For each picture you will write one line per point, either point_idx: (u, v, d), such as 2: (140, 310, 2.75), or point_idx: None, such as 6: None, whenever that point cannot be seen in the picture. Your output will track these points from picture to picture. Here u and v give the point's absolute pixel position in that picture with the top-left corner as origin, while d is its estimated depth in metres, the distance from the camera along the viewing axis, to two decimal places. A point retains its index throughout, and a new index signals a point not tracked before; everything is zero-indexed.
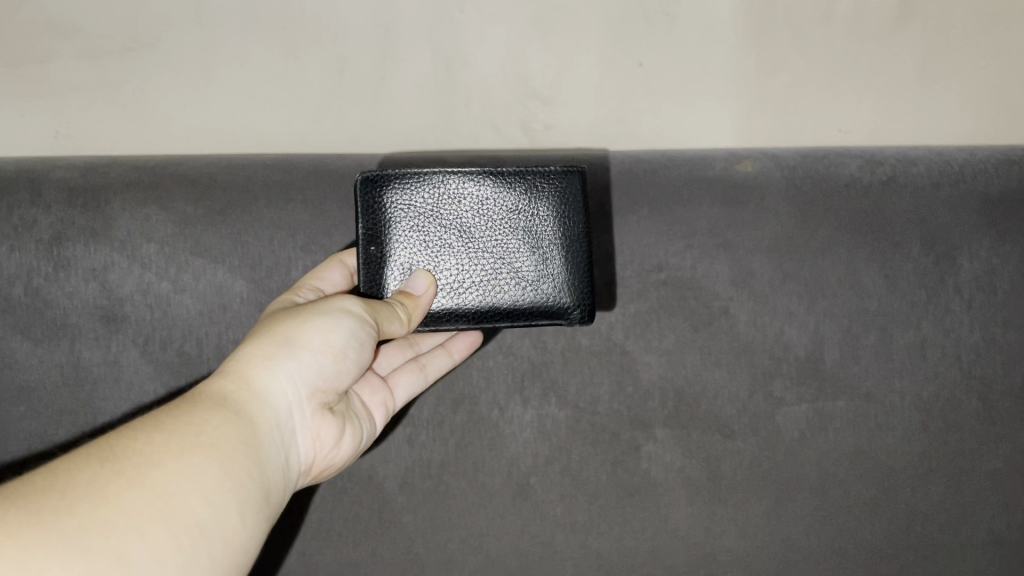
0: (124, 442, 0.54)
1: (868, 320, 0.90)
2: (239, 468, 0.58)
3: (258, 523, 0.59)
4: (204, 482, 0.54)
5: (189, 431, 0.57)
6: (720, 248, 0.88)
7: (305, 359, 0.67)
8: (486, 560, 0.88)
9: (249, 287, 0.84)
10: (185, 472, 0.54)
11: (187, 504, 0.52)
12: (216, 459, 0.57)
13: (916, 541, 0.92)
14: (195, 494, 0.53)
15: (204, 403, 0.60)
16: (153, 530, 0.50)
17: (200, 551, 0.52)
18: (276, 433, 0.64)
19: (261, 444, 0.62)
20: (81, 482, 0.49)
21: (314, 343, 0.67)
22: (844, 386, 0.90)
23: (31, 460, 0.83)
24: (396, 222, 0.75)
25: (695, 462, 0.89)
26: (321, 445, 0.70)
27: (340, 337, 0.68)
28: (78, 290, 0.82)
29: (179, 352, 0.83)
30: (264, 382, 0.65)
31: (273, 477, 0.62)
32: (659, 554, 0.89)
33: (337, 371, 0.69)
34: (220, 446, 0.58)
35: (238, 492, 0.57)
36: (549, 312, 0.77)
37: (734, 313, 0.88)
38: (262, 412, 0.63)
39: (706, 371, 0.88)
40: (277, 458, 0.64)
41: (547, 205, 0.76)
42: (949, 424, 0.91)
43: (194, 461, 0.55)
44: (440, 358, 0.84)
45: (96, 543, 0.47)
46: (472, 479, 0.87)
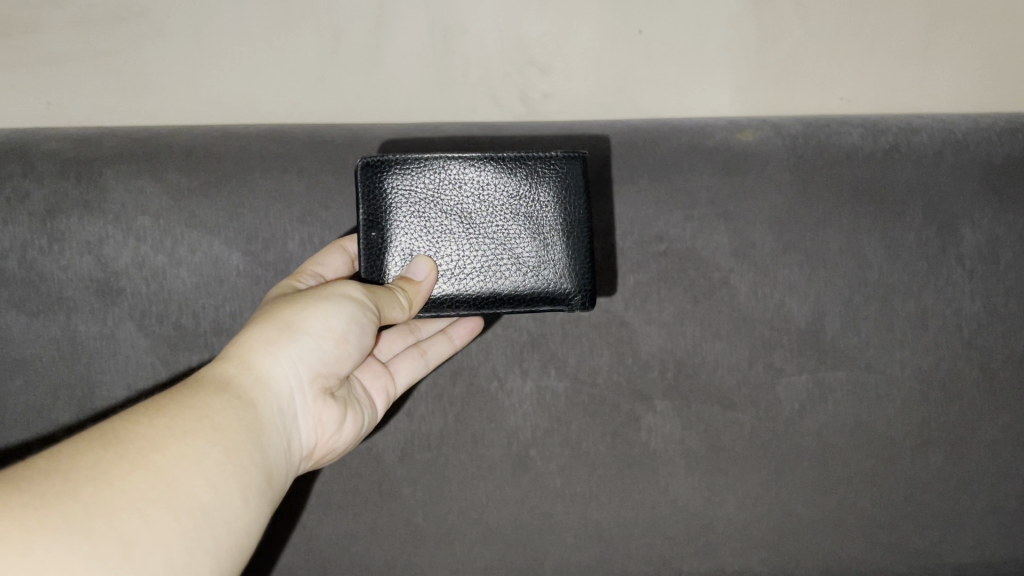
0: (127, 425, 0.53)
1: (868, 291, 0.89)
2: (242, 453, 0.58)
3: (262, 507, 0.58)
4: (207, 466, 0.54)
5: (192, 416, 0.56)
6: (720, 219, 0.88)
7: (306, 343, 0.66)
8: (486, 532, 0.88)
9: (245, 259, 0.83)
10: (187, 456, 0.53)
11: (190, 488, 0.52)
12: (219, 443, 0.56)
13: (915, 511, 0.91)
14: (198, 478, 0.53)
15: (205, 389, 0.60)
16: (156, 513, 0.49)
17: (204, 535, 0.52)
18: (278, 419, 0.64)
19: (264, 429, 0.61)
20: (85, 465, 0.49)
21: (315, 328, 0.67)
22: (845, 356, 0.89)
23: (28, 433, 0.82)
24: (397, 207, 0.74)
25: (695, 433, 0.88)
26: (323, 430, 0.70)
27: (341, 322, 0.67)
28: (73, 263, 0.82)
29: (176, 325, 0.82)
30: (265, 367, 0.64)
31: (275, 461, 0.62)
32: (659, 526, 0.89)
33: (339, 356, 0.69)
34: (223, 430, 0.57)
35: (241, 477, 0.57)
36: (549, 299, 0.76)
37: (734, 284, 0.88)
38: (264, 397, 0.63)
39: (706, 342, 0.88)
40: (279, 443, 0.63)
41: (548, 191, 0.75)
42: (950, 394, 0.91)
43: (197, 445, 0.54)
44: (440, 343, 0.84)
45: (99, 527, 0.47)
46: (471, 452, 0.87)
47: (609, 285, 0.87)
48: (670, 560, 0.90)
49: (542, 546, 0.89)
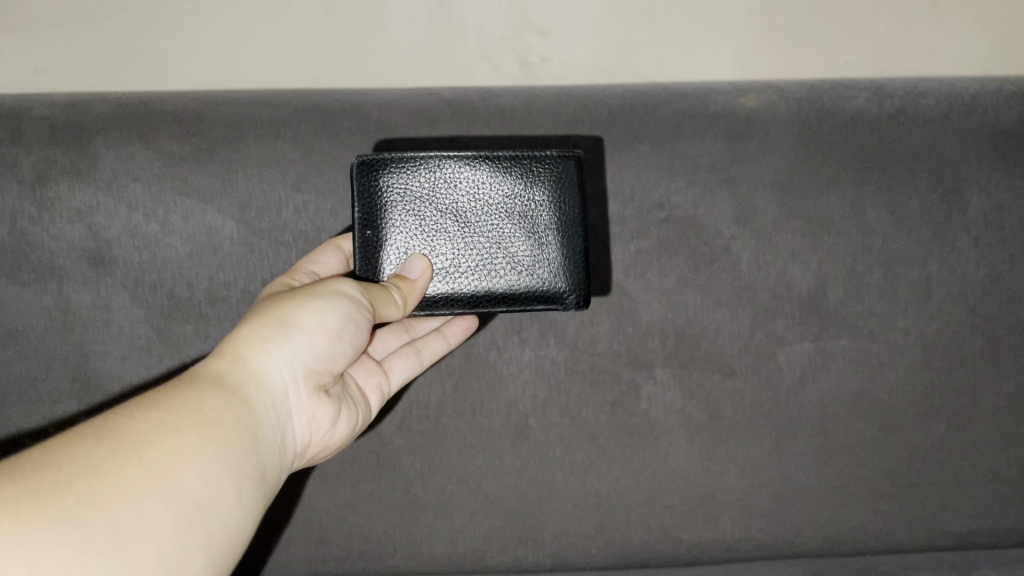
0: (122, 419, 0.52)
1: (873, 259, 0.88)
2: (236, 448, 0.57)
3: (256, 502, 0.57)
4: (201, 460, 0.53)
5: (186, 411, 0.55)
6: (722, 185, 0.87)
7: (301, 340, 0.65)
8: (485, 502, 0.87)
9: (239, 228, 0.81)
10: (182, 450, 0.52)
11: (185, 482, 0.51)
12: (213, 438, 0.55)
13: (917, 479, 0.91)
14: (193, 471, 0.52)
15: (199, 384, 0.59)
16: (150, 506, 0.48)
17: (198, 528, 0.51)
18: (272, 416, 0.63)
19: (257, 426, 0.60)
20: (79, 457, 0.48)
21: (310, 325, 0.66)
22: (848, 324, 0.88)
23: (21, 403, 0.81)
24: (392, 205, 0.73)
25: (696, 401, 0.87)
26: (318, 427, 0.68)
27: (336, 319, 0.66)
28: (64, 232, 0.81)
29: (170, 294, 0.81)
30: (260, 364, 0.63)
31: (269, 457, 0.61)
32: (659, 495, 0.88)
33: (334, 353, 0.67)
34: (217, 425, 0.56)
35: (236, 471, 0.56)
36: (544, 298, 0.75)
37: (736, 252, 0.87)
38: (258, 394, 0.61)
39: (707, 311, 0.87)
40: (274, 440, 0.62)
41: (544, 190, 0.74)
42: (953, 362, 0.89)
43: (191, 439, 0.53)
44: (435, 342, 0.83)
45: (94, 518, 0.46)
46: (470, 421, 0.86)
47: (603, 285, 0.86)
48: (669, 529, 0.89)
49: (541, 516, 0.88)
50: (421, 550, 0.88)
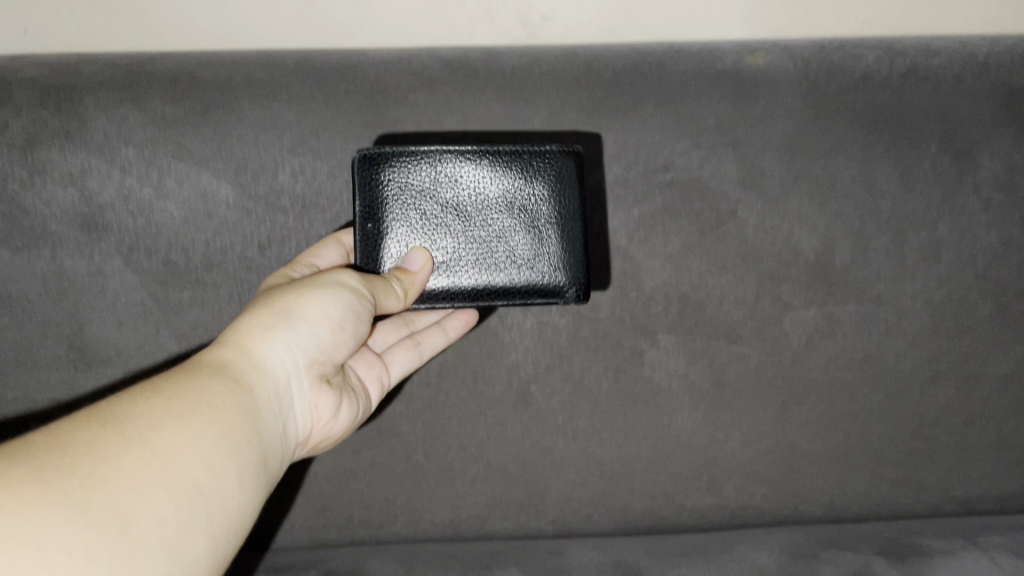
0: (124, 405, 0.51)
1: (881, 222, 0.87)
2: (240, 436, 0.55)
3: (258, 491, 0.56)
4: (204, 447, 0.51)
5: (188, 397, 0.54)
6: (728, 147, 0.85)
7: (303, 329, 0.64)
8: (487, 469, 0.87)
9: (235, 192, 0.80)
10: (185, 437, 0.51)
11: (188, 469, 0.49)
12: (217, 425, 0.54)
13: (923, 445, 0.90)
14: (196, 458, 0.50)
15: (202, 371, 0.57)
16: (154, 492, 0.47)
17: (202, 514, 0.49)
18: (274, 405, 0.61)
19: (260, 414, 0.58)
20: (82, 442, 0.47)
21: (312, 313, 0.64)
22: (855, 289, 0.87)
23: (16, 371, 0.80)
24: (394, 199, 0.72)
25: (699, 367, 0.86)
26: (319, 417, 0.66)
27: (338, 309, 0.65)
28: (56, 197, 0.79)
29: (165, 260, 0.80)
30: (262, 352, 0.61)
31: (271, 445, 0.59)
32: (661, 462, 0.88)
33: (335, 343, 0.66)
34: (221, 412, 0.55)
35: (239, 458, 0.54)
36: (547, 292, 0.74)
37: (742, 215, 0.85)
38: (261, 382, 0.60)
39: (712, 276, 0.85)
40: (276, 428, 0.60)
41: (549, 183, 0.73)
42: (961, 328, 0.88)
43: (194, 425, 0.52)
44: (435, 335, 0.82)
45: (98, 501, 0.44)
46: (471, 388, 0.85)
47: (601, 280, 0.85)
48: (672, 496, 0.88)
49: (543, 483, 0.87)
50: (422, 517, 0.87)
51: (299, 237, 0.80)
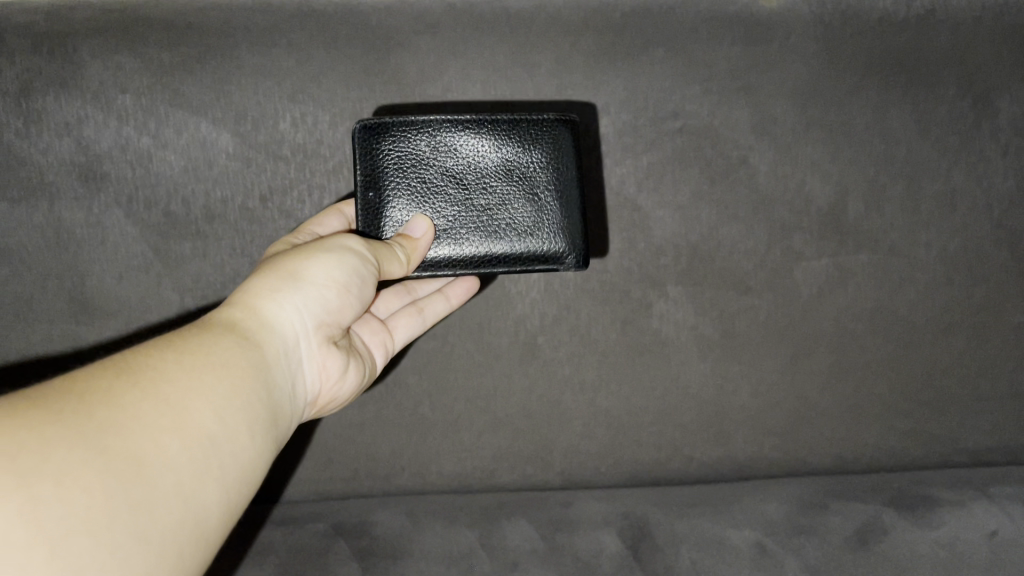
0: (137, 357, 0.50)
1: (895, 170, 0.85)
2: (250, 392, 0.54)
3: (268, 447, 0.55)
4: (215, 400, 0.51)
5: (199, 352, 0.53)
6: (740, 92, 0.83)
7: (310, 292, 0.62)
8: (494, 421, 0.86)
9: (235, 141, 0.78)
10: (196, 390, 0.50)
11: (200, 421, 0.49)
12: (229, 378, 0.53)
13: (934, 397, 0.88)
14: (207, 411, 0.50)
15: (211, 329, 0.56)
16: (168, 441, 0.46)
17: (214, 465, 0.48)
18: (283, 364, 0.60)
19: (269, 372, 0.57)
20: (98, 389, 0.46)
21: (318, 276, 0.63)
22: (867, 239, 0.85)
23: (15, 325, 0.77)
24: (394, 168, 0.70)
25: (709, 319, 0.85)
26: (328, 377, 0.65)
27: (344, 272, 0.63)
28: (53, 146, 0.77)
29: (166, 211, 0.78)
30: (270, 313, 0.60)
31: (281, 403, 0.58)
32: (669, 413, 0.87)
33: (343, 305, 0.64)
34: (232, 368, 0.54)
35: (251, 411, 0.53)
36: (550, 259, 0.72)
37: (754, 163, 0.83)
38: (269, 342, 0.59)
39: (723, 226, 0.84)
40: (285, 388, 0.59)
41: (551, 151, 0.71)
42: (975, 277, 0.86)
43: (205, 379, 0.51)
44: (438, 302, 0.80)
45: (115, 445, 0.43)
46: (478, 340, 0.85)
47: (601, 246, 0.84)
48: (680, 448, 0.87)
49: (550, 435, 0.87)
50: (429, 469, 0.86)
51: (301, 187, 0.79)
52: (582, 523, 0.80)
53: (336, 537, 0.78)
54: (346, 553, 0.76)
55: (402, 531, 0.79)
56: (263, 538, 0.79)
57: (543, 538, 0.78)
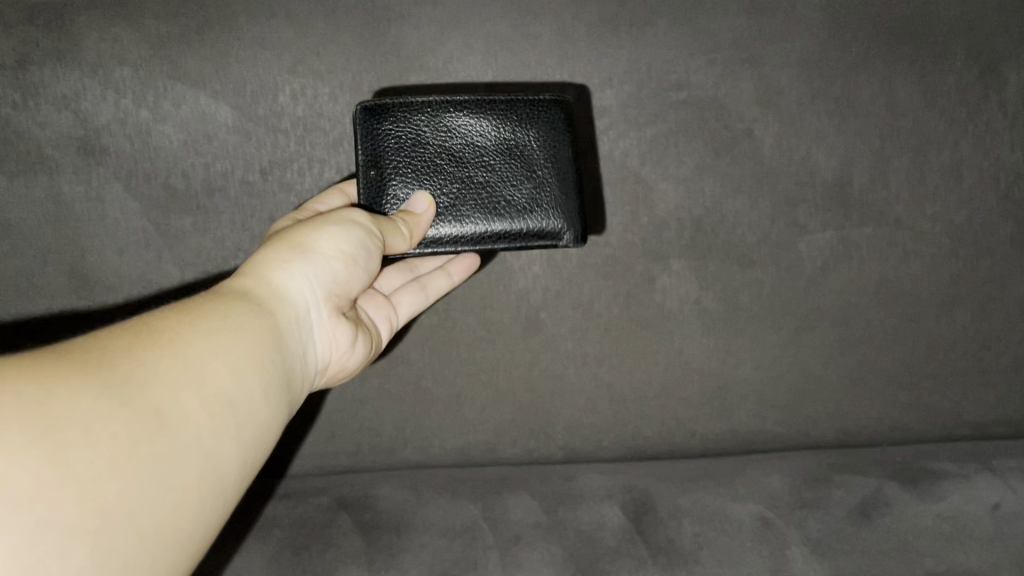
0: (154, 319, 0.49)
1: (901, 141, 0.84)
2: (265, 357, 0.53)
3: (282, 412, 0.54)
4: (233, 362, 0.50)
5: (216, 313, 0.52)
6: (745, 63, 0.82)
7: (319, 263, 0.62)
8: (497, 395, 0.86)
9: (234, 114, 0.77)
10: (214, 351, 0.49)
11: (219, 382, 0.48)
12: (245, 341, 0.52)
13: (937, 370, 0.88)
14: (225, 372, 0.49)
15: (225, 295, 0.55)
16: (188, 400, 0.45)
17: (232, 426, 0.48)
18: (295, 332, 0.59)
19: (282, 339, 0.56)
20: (119, 347, 0.45)
21: (326, 247, 0.62)
22: (873, 212, 0.84)
23: (16, 300, 0.77)
24: (394, 148, 0.70)
25: (712, 292, 0.85)
26: (337, 349, 0.65)
27: (351, 244, 0.63)
28: (51, 120, 0.77)
29: (166, 185, 0.78)
30: (281, 282, 0.59)
31: (293, 370, 0.57)
32: (672, 387, 0.87)
33: (350, 277, 0.64)
34: (248, 332, 0.53)
35: (267, 375, 0.52)
36: (551, 233, 0.71)
37: (758, 136, 0.83)
38: (281, 310, 0.58)
39: (727, 199, 0.83)
40: (297, 356, 0.59)
41: (550, 126, 0.71)
42: (980, 250, 0.86)
43: (222, 341, 0.50)
44: (441, 279, 0.80)
45: (138, 399, 0.43)
46: (480, 315, 0.85)
47: (603, 220, 0.83)
48: (683, 421, 0.87)
49: (552, 408, 0.87)
50: (432, 443, 0.87)
51: (301, 160, 0.78)
52: (584, 497, 0.81)
53: (339, 511, 0.79)
54: (349, 527, 0.77)
55: (405, 504, 0.80)
56: (266, 512, 0.79)
57: (545, 511, 0.79)
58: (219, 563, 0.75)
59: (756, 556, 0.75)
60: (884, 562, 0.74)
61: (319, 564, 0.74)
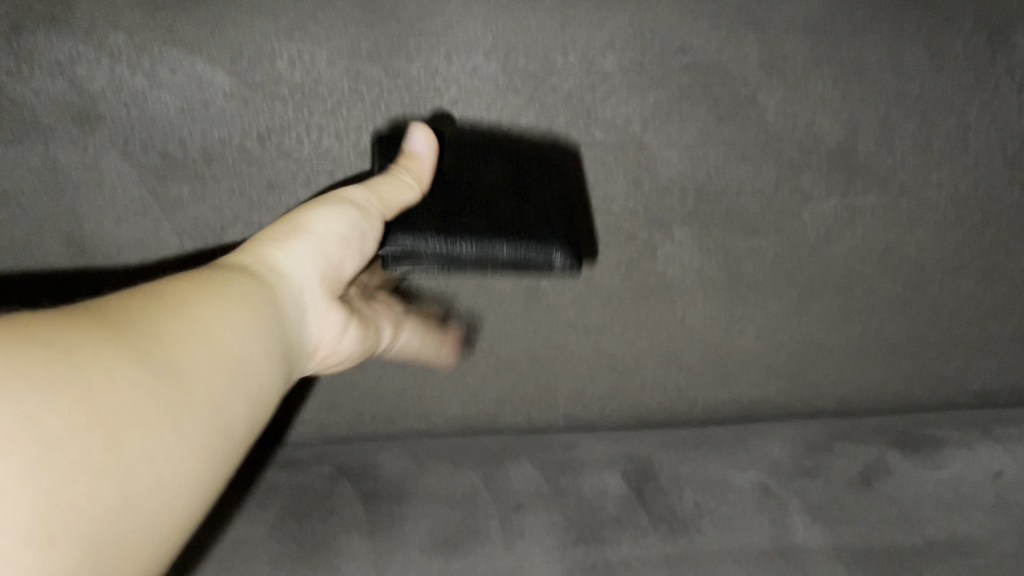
0: (159, 287, 0.48)
1: (908, 106, 0.81)
2: (270, 328, 0.51)
3: (285, 388, 0.52)
4: (241, 329, 0.48)
5: (220, 283, 0.50)
6: (749, 27, 0.77)
7: (318, 242, 0.59)
8: (498, 364, 0.87)
9: (233, 81, 0.74)
10: (222, 316, 0.47)
11: (227, 347, 0.46)
12: (252, 309, 0.50)
13: (940, 338, 0.88)
14: (235, 340, 0.47)
15: (227, 268, 0.53)
16: (197, 362, 0.43)
17: (243, 393, 0.46)
18: (297, 309, 0.56)
19: (285, 313, 0.54)
20: (127, 310, 0.43)
21: (321, 226, 0.60)
22: (877, 179, 0.83)
23: (16, 266, 0.78)
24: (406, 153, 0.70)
25: (714, 261, 0.84)
26: (331, 335, 0.61)
27: (345, 223, 0.61)
28: (45, 86, 0.72)
29: (162, 152, 0.76)
30: (280, 261, 0.57)
31: (295, 346, 0.55)
32: (672, 356, 0.88)
33: (345, 260, 0.62)
34: (254, 302, 0.51)
35: (271, 346, 0.50)
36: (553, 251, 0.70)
37: (762, 102, 0.80)
38: (283, 285, 0.55)
39: (729, 166, 0.82)
40: (298, 334, 0.56)
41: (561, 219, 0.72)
42: (986, 218, 0.84)
43: (229, 307, 0.48)
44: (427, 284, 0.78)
45: (149, 356, 0.41)
46: (481, 284, 0.84)
47: (605, 187, 0.81)
48: (683, 389, 0.89)
49: (552, 377, 0.88)
50: (434, 412, 0.88)
51: (299, 127, 0.76)
52: (585, 465, 0.81)
53: (342, 480, 0.79)
54: (352, 496, 0.78)
55: (407, 473, 0.80)
56: (266, 480, 0.79)
57: (546, 479, 0.79)
58: (211, 531, 0.74)
59: (757, 523, 0.75)
60: (884, 528, 0.74)
61: (322, 534, 0.74)
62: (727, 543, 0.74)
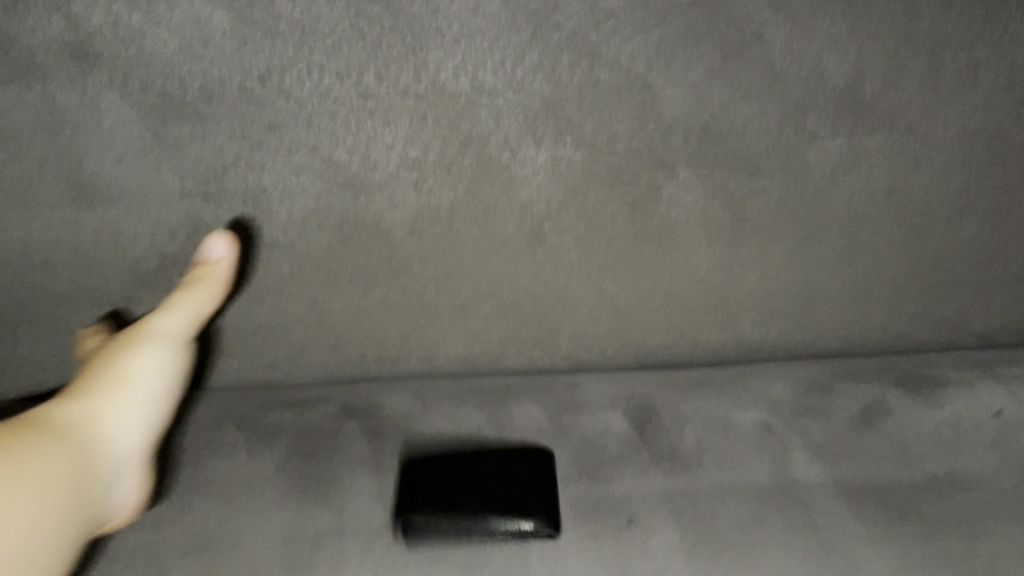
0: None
1: (916, 45, 0.75)
2: (62, 505, 0.62)
3: (71, 541, 0.62)
4: (38, 506, 0.60)
5: (21, 451, 0.61)
6: None
7: (128, 399, 0.73)
8: (501, 306, 0.87)
9: (230, 19, 0.70)
10: (17, 496, 0.58)
11: (10, 517, 0.57)
12: (44, 480, 0.61)
13: (944, 279, 0.88)
14: (19, 506, 0.58)
15: (36, 429, 0.64)
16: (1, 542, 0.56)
17: (15, 560, 0.57)
18: (100, 476, 0.67)
19: (76, 476, 0.65)
20: None
21: (123, 404, 0.73)
22: (884, 118, 0.79)
23: (18, 210, 0.77)
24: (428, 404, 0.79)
25: (719, 201, 0.82)
26: (126, 492, 0.70)
27: (141, 402, 0.74)
28: (41, 25, 0.68)
29: (161, 91, 0.72)
30: (87, 422, 0.69)
31: (87, 500, 0.65)
32: (676, 298, 0.88)
33: (144, 416, 0.74)
34: (55, 478, 0.62)
35: (59, 523, 0.61)
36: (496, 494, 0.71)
37: (768, 41, 0.74)
38: (78, 449, 0.66)
39: (734, 106, 0.77)
40: (95, 499, 0.66)
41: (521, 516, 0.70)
42: (995, 158, 0.81)
43: (24, 482, 0.59)
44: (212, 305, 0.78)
45: None
46: (483, 226, 0.82)
47: (609, 128, 0.77)
48: (685, 330, 0.90)
49: (556, 320, 0.88)
50: (437, 353, 0.89)
51: (298, 65, 0.72)
52: (588, 405, 0.83)
53: (346, 418, 0.83)
54: (356, 434, 0.81)
55: (411, 412, 0.84)
56: (271, 419, 0.83)
57: (549, 419, 0.82)
58: (230, 472, 0.78)
59: (757, 460, 0.77)
60: (884, 465, 0.76)
61: (327, 469, 0.77)
62: (728, 478, 0.75)
